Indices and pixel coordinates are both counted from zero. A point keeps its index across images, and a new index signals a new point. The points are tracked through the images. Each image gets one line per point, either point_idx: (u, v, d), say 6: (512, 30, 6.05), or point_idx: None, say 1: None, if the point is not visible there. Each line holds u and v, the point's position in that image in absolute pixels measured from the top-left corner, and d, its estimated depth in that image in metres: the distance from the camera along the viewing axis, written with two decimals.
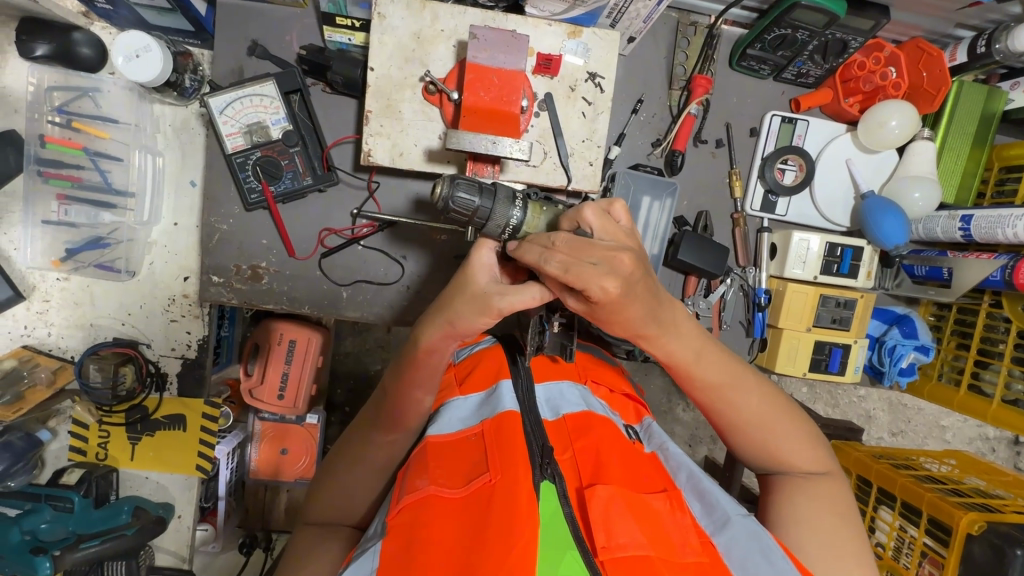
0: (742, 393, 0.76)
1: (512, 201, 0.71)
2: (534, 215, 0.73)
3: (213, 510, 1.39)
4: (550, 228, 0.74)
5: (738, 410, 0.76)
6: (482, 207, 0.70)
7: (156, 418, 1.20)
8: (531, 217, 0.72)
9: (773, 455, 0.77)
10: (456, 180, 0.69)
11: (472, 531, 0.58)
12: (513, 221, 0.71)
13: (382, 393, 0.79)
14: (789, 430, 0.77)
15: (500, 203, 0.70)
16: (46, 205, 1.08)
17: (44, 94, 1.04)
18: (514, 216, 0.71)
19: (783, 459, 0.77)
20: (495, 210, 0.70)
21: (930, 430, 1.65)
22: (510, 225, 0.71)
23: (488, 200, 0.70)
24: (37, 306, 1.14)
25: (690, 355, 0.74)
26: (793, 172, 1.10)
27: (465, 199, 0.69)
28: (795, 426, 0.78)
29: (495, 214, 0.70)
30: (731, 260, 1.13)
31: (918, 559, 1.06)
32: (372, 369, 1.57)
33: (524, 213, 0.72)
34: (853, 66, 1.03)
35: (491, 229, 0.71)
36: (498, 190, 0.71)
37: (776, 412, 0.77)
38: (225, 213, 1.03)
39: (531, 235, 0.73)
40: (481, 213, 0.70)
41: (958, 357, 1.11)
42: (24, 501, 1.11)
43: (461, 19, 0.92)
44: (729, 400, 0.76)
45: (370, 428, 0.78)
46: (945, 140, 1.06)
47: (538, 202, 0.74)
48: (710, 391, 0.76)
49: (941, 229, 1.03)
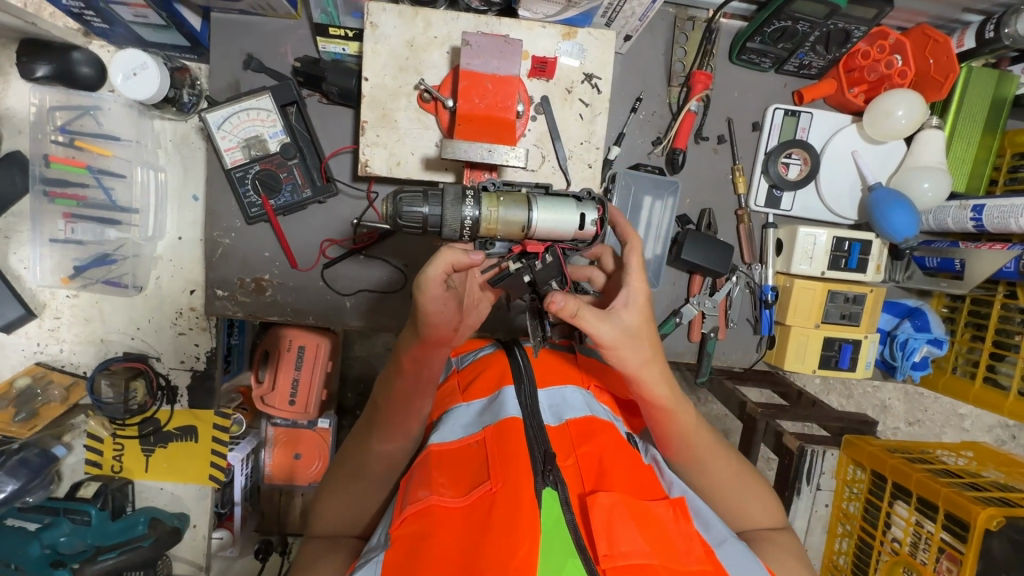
0: (707, 436, 0.77)
1: (462, 200, 0.71)
2: (489, 209, 0.72)
3: (229, 515, 1.38)
4: (508, 217, 0.72)
5: (711, 458, 0.77)
6: (431, 215, 0.71)
7: (169, 430, 1.22)
8: (487, 212, 0.72)
9: (738, 507, 0.78)
10: (399, 196, 0.71)
11: (474, 539, 0.58)
12: (467, 221, 0.71)
13: (380, 405, 0.78)
14: (752, 482, 0.79)
15: (449, 205, 0.71)
16: (53, 224, 1.09)
17: (47, 114, 1.05)
18: (466, 215, 0.71)
19: (746, 510, 0.78)
20: (445, 214, 0.71)
21: (948, 419, 1.62)
22: (466, 225, 0.72)
23: (435, 205, 0.71)
24: (49, 323, 1.16)
25: (664, 391, 0.73)
26: (797, 166, 1.09)
27: (412, 210, 0.71)
28: (756, 477, 0.80)
29: (446, 218, 0.71)
30: (737, 257, 1.12)
31: (935, 555, 1.03)
32: (381, 373, 1.57)
33: (478, 209, 0.71)
34: (857, 56, 1.01)
35: (449, 233, 0.72)
36: (446, 192, 0.72)
37: (740, 464, 0.80)
38: (227, 227, 1.04)
39: (492, 229, 0.73)
40: (432, 220, 0.71)
41: (973, 349, 1.08)
42: (43, 515, 1.13)
43: (454, 25, 0.91)
44: (703, 447, 0.77)
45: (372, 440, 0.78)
46: (955, 128, 1.03)
47: (494, 193, 0.73)
48: (686, 436, 0.76)
49: (952, 220, 1.01)
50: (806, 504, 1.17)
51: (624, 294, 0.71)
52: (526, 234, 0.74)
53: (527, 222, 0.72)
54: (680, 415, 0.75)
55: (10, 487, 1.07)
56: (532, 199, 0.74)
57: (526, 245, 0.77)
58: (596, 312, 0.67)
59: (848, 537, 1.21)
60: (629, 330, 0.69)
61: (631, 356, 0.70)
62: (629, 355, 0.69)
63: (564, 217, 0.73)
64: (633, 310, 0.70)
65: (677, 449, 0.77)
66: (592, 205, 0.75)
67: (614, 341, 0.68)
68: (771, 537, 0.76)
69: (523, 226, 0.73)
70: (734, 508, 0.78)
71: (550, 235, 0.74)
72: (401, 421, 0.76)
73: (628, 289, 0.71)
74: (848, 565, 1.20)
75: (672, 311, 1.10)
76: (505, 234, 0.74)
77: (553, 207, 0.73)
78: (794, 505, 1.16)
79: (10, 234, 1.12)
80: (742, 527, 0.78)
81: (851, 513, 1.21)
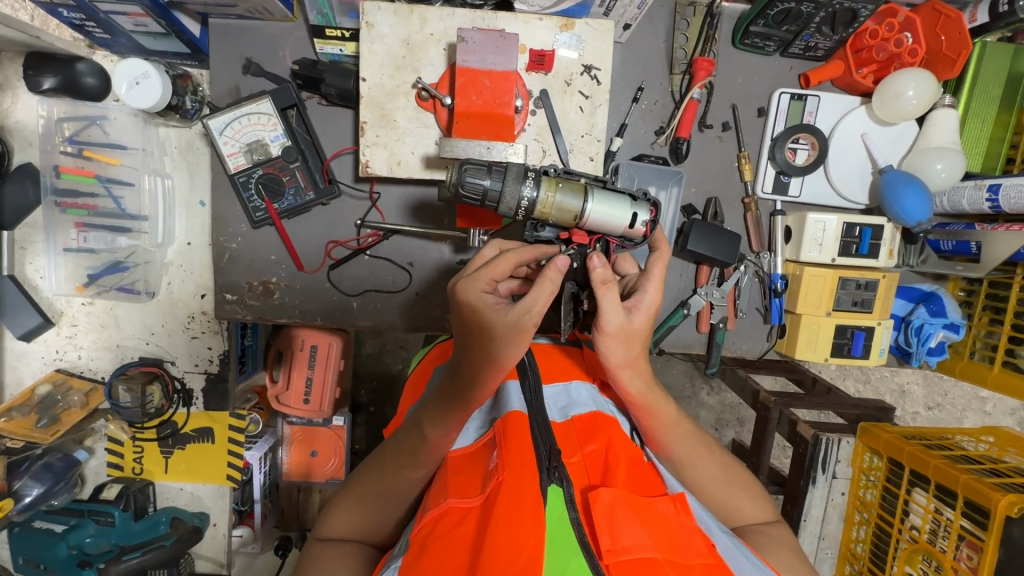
0: (684, 439, 0.77)
1: (523, 179, 0.74)
2: (548, 193, 0.74)
3: (250, 513, 1.43)
4: (564, 203, 0.75)
5: (697, 456, 0.78)
6: (492, 189, 0.73)
7: (186, 432, 1.25)
8: (545, 194, 0.74)
9: (725, 502, 0.80)
10: (465, 166, 0.73)
11: (477, 538, 0.56)
12: (525, 201, 0.74)
13: (411, 426, 0.73)
14: (736, 475, 0.81)
15: (509, 183, 0.73)
16: (67, 233, 1.10)
17: (56, 125, 1.07)
18: (525, 195, 0.74)
19: (736, 503, 0.80)
20: (505, 191, 0.73)
21: (969, 403, 1.58)
22: (523, 203, 0.74)
23: (498, 180, 0.73)
24: (67, 331, 1.18)
25: (636, 386, 0.73)
26: (805, 151, 1.05)
27: (474, 182, 0.73)
28: (740, 470, 0.82)
29: (506, 194, 0.73)
30: (745, 246, 1.10)
31: (956, 543, 0.99)
32: (393, 370, 1.58)
33: (538, 189, 0.74)
34: (865, 35, 0.98)
35: (506, 210, 0.75)
36: (509, 168, 0.74)
37: (724, 457, 0.81)
38: (233, 232, 1.05)
39: (547, 213, 0.76)
40: (493, 194, 0.73)
41: (991, 333, 1.05)
42: (69, 517, 1.20)
43: (450, 21, 0.90)
44: (688, 443, 0.77)
45: (396, 454, 0.74)
46: (968, 107, 1.01)
47: (553, 178, 0.76)
48: (668, 435, 0.77)
49: (968, 200, 0.97)
50: (822, 493, 1.16)
51: (638, 298, 0.73)
52: (578, 222, 0.77)
53: (582, 212, 0.76)
54: (660, 414, 0.75)
55: (35, 492, 1.13)
56: (589, 189, 0.76)
57: (574, 235, 0.79)
58: (615, 297, 0.69)
59: (866, 525, 1.18)
60: (635, 330, 0.71)
61: (623, 351, 0.71)
62: (621, 351, 0.71)
63: (617, 214, 0.77)
64: (643, 313, 0.72)
65: (662, 447, 0.78)
66: (645, 205, 0.79)
67: (615, 331, 0.69)
68: (760, 528, 0.79)
69: (577, 215, 0.76)
70: (723, 503, 0.80)
71: (600, 227, 0.78)
72: (432, 448, 0.71)
73: (643, 295, 0.73)
74: (866, 553, 1.17)
75: (680, 302, 1.09)
76: (558, 219, 0.77)
77: (608, 201, 0.76)
78: (809, 493, 1.15)
79: (26, 245, 1.14)
80: (732, 522, 0.80)
81: (869, 501, 1.17)
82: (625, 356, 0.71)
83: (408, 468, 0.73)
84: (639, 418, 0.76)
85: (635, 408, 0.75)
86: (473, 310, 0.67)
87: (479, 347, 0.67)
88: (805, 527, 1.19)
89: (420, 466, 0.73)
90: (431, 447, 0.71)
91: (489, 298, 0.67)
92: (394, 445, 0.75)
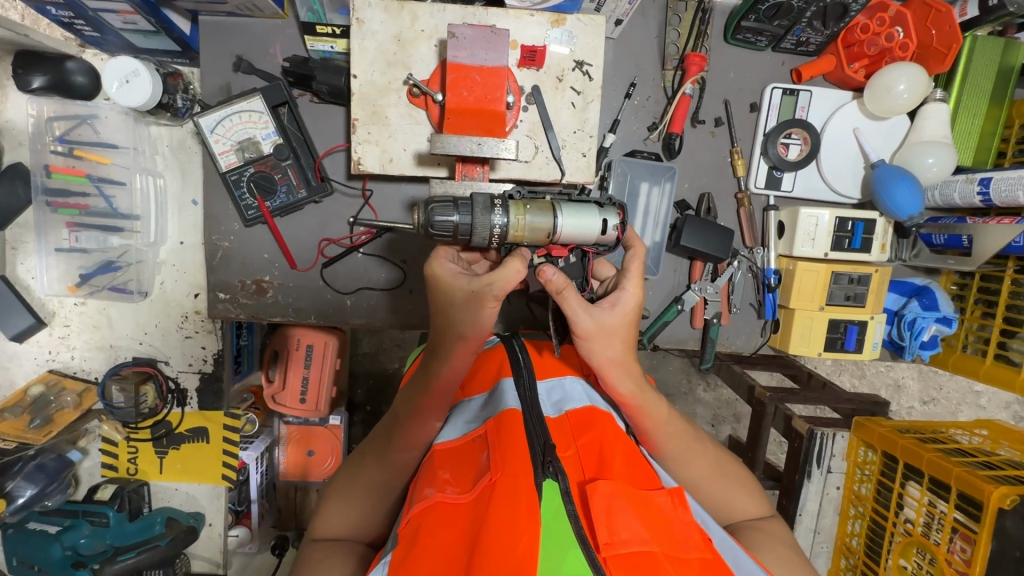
0: (677, 437, 0.78)
1: (491, 209, 0.74)
2: (517, 216, 0.74)
3: (247, 513, 1.41)
4: (535, 223, 0.75)
5: (690, 453, 0.78)
6: (462, 223, 0.73)
7: (180, 432, 1.24)
8: (515, 219, 0.74)
9: (721, 499, 0.80)
10: (431, 206, 0.73)
11: (473, 533, 0.55)
12: (497, 229, 0.74)
13: (393, 414, 0.79)
14: (731, 472, 0.81)
15: (478, 214, 0.73)
16: (58, 233, 1.10)
17: (45, 124, 1.06)
18: (496, 223, 0.74)
19: (730, 500, 0.80)
20: (475, 223, 0.73)
21: (964, 396, 1.58)
22: (495, 232, 0.74)
23: (466, 214, 0.73)
24: (59, 331, 1.17)
25: (628, 388, 0.74)
26: (797, 146, 1.06)
27: (444, 219, 0.73)
28: (735, 466, 0.82)
29: (477, 226, 0.73)
30: (739, 241, 1.11)
31: (949, 536, 1.00)
32: (389, 368, 1.58)
33: (506, 216, 0.74)
34: (856, 30, 0.98)
35: (480, 241, 0.75)
36: (475, 201, 0.74)
37: (718, 454, 0.81)
38: (225, 230, 1.05)
39: (520, 236, 0.75)
40: (463, 228, 0.73)
41: (984, 326, 1.05)
42: (64, 518, 1.20)
43: (441, 17, 0.90)
44: (681, 441, 0.78)
45: (379, 445, 0.77)
46: (959, 101, 1.01)
47: (520, 201, 0.76)
48: (661, 432, 0.77)
49: (959, 195, 0.98)
50: (817, 487, 1.17)
51: (617, 297, 0.74)
52: (552, 240, 0.77)
53: (553, 229, 0.75)
54: (653, 412, 0.76)
55: (29, 492, 1.12)
56: (557, 205, 0.76)
57: (551, 250, 0.79)
58: (578, 299, 0.71)
59: (860, 518, 1.17)
60: (610, 328, 0.72)
61: (603, 350, 0.72)
62: (599, 350, 0.72)
63: (587, 224, 0.76)
64: (618, 311, 0.73)
65: (655, 444, 0.78)
66: (613, 209, 0.78)
67: (589, 331, 0.71)
68: (755, 525, 0.79)
69: (549, 233, 0.76)
70: (719, 501, 0.80)
71: (575, 239, 0.77)
72: (409, 427, 0.75)
73: (622, 293, 0.74)
74: (860, 547, 1.17)
75: (674, 298, 1.09)
76: (532, 241, 0.76)
77: (577, 212, 0.76)
78: (803, 488, 1.15)
79: (17, 245, 1.13)
80: (728, 518, 0.80)
81: (863, 495, 1.17)
82: (611, 356, 0.72)
83: (391, 453, 0.76)
84: (633, 417, 0.76)
85: (628, 407, 0.75)
86: (437, 280, 0.75)
87: (445, 317, 0.75)
88: (800, 521, 1.19)
89: (403, 450, 0.75)
90: (406, 429, 0.75)
91: (450, 267, 0.75)
92: (378, 436, 0.79)
